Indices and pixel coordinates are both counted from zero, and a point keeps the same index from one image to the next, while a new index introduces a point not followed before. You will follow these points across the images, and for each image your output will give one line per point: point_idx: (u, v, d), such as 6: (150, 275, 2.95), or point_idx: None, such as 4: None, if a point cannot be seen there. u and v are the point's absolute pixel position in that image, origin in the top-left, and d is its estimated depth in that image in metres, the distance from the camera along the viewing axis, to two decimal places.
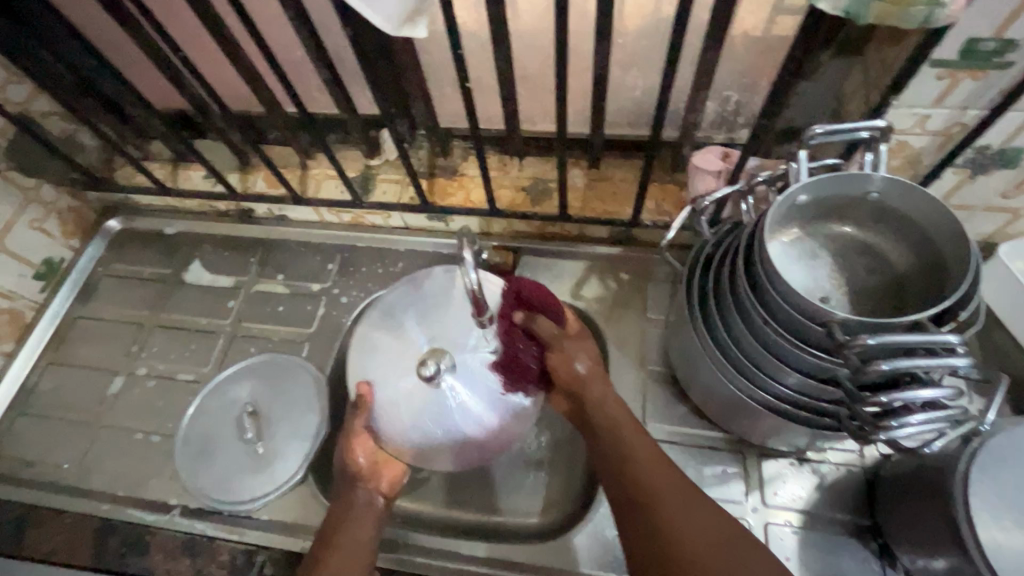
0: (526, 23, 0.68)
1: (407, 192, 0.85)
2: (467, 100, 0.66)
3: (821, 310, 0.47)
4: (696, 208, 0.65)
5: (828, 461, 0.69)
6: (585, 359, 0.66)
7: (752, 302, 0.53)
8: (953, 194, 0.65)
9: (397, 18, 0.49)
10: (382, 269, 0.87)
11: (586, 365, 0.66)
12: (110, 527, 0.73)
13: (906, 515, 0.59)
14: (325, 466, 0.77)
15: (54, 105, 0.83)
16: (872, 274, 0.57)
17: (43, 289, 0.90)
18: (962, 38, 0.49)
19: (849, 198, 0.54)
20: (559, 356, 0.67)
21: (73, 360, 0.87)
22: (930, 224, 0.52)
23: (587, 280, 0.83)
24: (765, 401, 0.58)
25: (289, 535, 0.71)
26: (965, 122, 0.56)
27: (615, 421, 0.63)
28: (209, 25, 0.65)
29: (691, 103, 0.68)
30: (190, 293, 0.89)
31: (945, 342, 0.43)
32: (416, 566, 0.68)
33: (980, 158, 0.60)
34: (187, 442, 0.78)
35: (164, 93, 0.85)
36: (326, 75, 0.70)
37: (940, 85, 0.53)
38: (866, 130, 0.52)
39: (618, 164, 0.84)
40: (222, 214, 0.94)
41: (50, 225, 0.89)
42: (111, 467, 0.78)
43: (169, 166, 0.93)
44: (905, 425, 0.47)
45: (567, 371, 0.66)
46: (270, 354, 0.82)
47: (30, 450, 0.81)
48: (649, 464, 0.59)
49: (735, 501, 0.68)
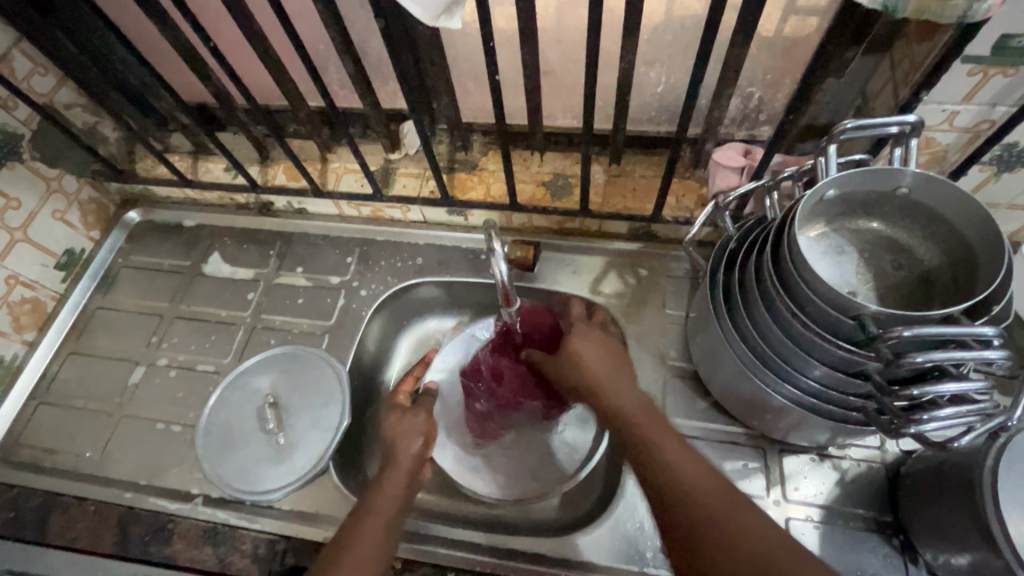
0: (553, 17, 0.69)
1: (427, 186, 0.85)
2: (494, 93, 0.66)
3: (853, 303, 0.48)
4: (720, 204, 0.65)
5: (849, 457, 0.69)
6: (590, 358, 0.66)
7: (782, 296, 0.53)
8: (978, 191, 0.66)
9: (434, 9, 0.50)
10: (400, 263, 0.88)
11: (596, 365, 0.66)
12: (132, 515, 0.74)
13: (930, 511, 0.59)
14: (345, 458, 0.78)
15: (77, 96, 0.83)
16: (899, 270, 0.57)
17: (65, 279, 0.90)
18: (995, 35, 0.49)
19: (878, 193, 0.54)
20: (578, 361, 0.67)
21: (93, 350, 0.88)
22: (959, 220, 0.52)
23: (606, 275, 0.84)
24: (791, 395, 0.58)
25: (311, 524, 0.71)
26: (994, 119, 0.56)
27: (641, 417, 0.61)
28: (239, 17, 0.65)
29: (717, 99, 0.68)
30: (210, 284, 0.90)
31: (979, 335, 0.43)
32: (439, 557, 0.68)
33: (1007, 156, 0.60)
34: (208, 433, 0.78)
35: (187, 85, 0.86)
36: (353, 69, 0.71)
37: (971, 81, 0.53)
38: (895, 125, 0.52)
39: (638, 160, 0.84)
40: (241, 207, 0.95)
41: (72, 215, 0.90)
42: (132, 456, 0.79)
43: (189, 158, 0.93)
44: (935, 419, 0.47)
45: (577, 365, 0.67)
46: (291, 345, 0.83)
47: (52, 438, 0.81)
48: (696, 473, 0.55)
49: (756, 496, 0.68)
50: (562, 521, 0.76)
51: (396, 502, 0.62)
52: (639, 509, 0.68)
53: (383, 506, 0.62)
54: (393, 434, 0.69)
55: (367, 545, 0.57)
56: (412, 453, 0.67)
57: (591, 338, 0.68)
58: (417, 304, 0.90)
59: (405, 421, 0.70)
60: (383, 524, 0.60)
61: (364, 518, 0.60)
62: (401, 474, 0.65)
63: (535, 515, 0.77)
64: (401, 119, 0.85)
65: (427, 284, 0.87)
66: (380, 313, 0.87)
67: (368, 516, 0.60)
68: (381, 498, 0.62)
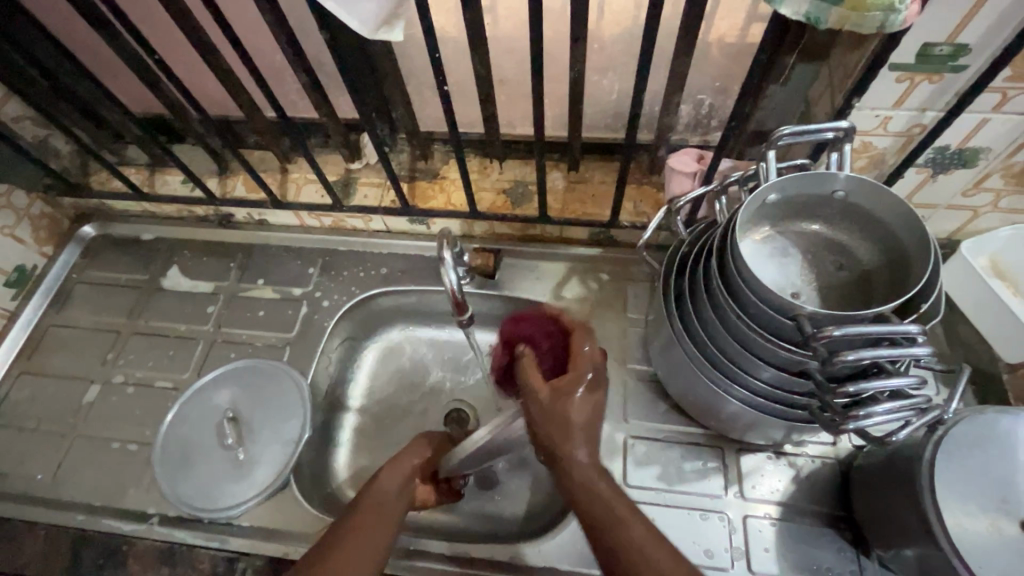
0: (505, 28, 0.70)
1: (387, 196, 0.85)
2: (445, 103, 0.66)
3: (790, 304, 0.49)
4: (672, 208, 0.66)
5: (805, 454, 0.71)
6: (568, 430, 0.52)
7: (727, 297, 0.54)
8: (917, 193, 0.68)
9: (373, 22, 0.50)
10: (363, 273, 0.87)
11: (578, 440, 0.52)
12: (85, 538, 0.72)
13: (880, 506, 0.61)
14: (306, 472, 0.77)
15: (26, 109, 0.81)
16: (840, 270, 0.58)
17: (15, 297, 0.88)
18: (918, 43, 0.51)
19: (817, 197, 0.56)
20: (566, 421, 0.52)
21: (46, 369, 0.85)
22: (893, 222, 0.54)
23: (568, 281, 0.84)
24: (741, 394, 0.59)
25: (270, 540, 0.70)
26: (925, 124, 0.59)
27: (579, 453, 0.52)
28: (184, 28, 0.64)
29: (666, 107, 0.69)
30: (168, 298, 0.88)
31: (906, 332, 0.45)
32: (404, 568, 0.68)
33: (940, 158, 0.62)
34: (167, 450, 0.77)
35: (141, 97, 0.85)
36: (305, 79, 0.70)
37: (900, 87, 0.55)
38: (830, 131, 0.53)
39: (597, 166, 0.85)
40: (201, 219, 0.93)
41: (23, 231, 0.87)
42: (86, 477, 0.77)
43: (145, 171, 0.92)
44: (872, 415, 0.48)
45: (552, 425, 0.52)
46: (252, 359, 0.82)
47: (2, 462, 0.79)
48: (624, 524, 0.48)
49: (715, 495, 0.69)
50: (526, 528, 0.76)
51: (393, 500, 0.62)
52: None
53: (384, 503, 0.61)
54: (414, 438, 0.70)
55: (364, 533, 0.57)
56: (417, 460, 0.67)
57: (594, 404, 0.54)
58: (383, 313, 0.89)
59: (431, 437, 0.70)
60: (382, 521, 0.59)
61: (363, 513, 0.59)
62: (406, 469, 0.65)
63: (500, 521, 0.77)
64: (360, 129, 0.85)
65: (390, 295, 0.87)
66: (343, 324, 0.86)
67: (368, 506, 0.60)
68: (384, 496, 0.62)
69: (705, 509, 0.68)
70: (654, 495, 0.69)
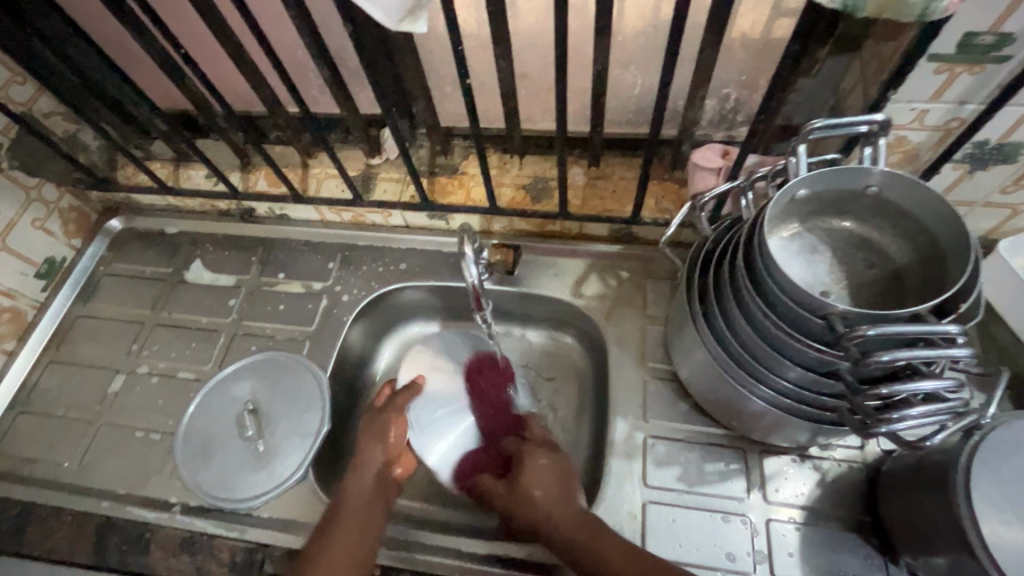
0: (526, 22, 0.69)
1: (407, 191, 0.85)
2: (467, 97, 0.66)
3: (821, 302, 0.47)
4: (696, 204, 0.64)
5: (830, 457, 0.69)
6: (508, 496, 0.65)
7: (753, 296, 0.53)
8: (953, 190, 0.66)
9: (397, 13, 0.50)
10: (382, 268, 0.87)
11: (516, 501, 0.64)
12: (109, 525, 0.73)
13: (908, 514, 0.59)
14: (324, 464, 0.78)
15: (56, 105, 0.83)
16: (871, 269, 0.57)
17: (45, 288, 0.90)
18: (959, 33, 0.49)
19: (849, 192, 0.54)
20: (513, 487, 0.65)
21: (74, 359, 0.87)
22: (929, 218, 0.52)
23: (588, 278, 0.83)
24: (767, 395, 0.58)
25: (290, 531, 0.71)
26: (963, 117, 0.56)
27: (551, 500, 0.62)
28: (210, 21, 0.65)
29: (692, 101, 0.68)
30: (191, 291, 0.90)
31: (945, 333, 0.43)
32: (420, 563, 0.68)
33: (979, 153, 0.60)
34: (188, 440, 0.78)
35: (168, 93, 0.86)
36: (328, 74, 0.71)
37: (938, 79, 0.53)
38: (864, 124, 0.52)
39: (618, 162, 0.84)
40: (223, 213, 0.94)
41: (53, 224, 0.89)
42: (111, 465, 0.78)
43: (170, 166, 0.93)
44: (907, 418, 0.46)
45: (524, 503, 0.63)
46: (273, 352, 0.83)
47: (31, 449, 0.81)
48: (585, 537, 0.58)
49: (737, 498, 0.67)
50: None
51: (366, 497, 0.65)
52: (620, 511, 0.68)
53: (351, 508, 0.64)
54: (363, 434, 0.70)
55: (345, 543, 0.61)
56: (379, 454, 0.68)
57: (536, 453, 0.67)
58: (401, 308, 0.89)
59: (380, 421, 0.70)
60: (357, 528, 0.62)
61: (341, 522, 0.63)
62: (374, 458, 0.68)
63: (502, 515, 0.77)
64: (381, 125, 0.86)
65: (408, 290, 0.87)
66: (361, 319, 0.86)
67: (343, 514, 0.63)
68: (350, 498, 0.65)
69: (726, 512, 0.67)
70: (674, 496, 0.68)
